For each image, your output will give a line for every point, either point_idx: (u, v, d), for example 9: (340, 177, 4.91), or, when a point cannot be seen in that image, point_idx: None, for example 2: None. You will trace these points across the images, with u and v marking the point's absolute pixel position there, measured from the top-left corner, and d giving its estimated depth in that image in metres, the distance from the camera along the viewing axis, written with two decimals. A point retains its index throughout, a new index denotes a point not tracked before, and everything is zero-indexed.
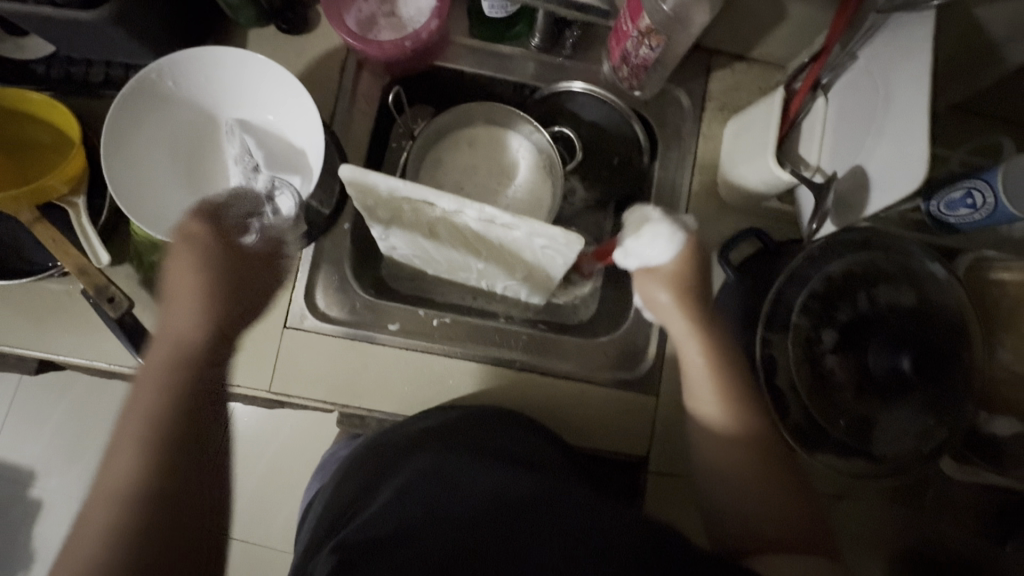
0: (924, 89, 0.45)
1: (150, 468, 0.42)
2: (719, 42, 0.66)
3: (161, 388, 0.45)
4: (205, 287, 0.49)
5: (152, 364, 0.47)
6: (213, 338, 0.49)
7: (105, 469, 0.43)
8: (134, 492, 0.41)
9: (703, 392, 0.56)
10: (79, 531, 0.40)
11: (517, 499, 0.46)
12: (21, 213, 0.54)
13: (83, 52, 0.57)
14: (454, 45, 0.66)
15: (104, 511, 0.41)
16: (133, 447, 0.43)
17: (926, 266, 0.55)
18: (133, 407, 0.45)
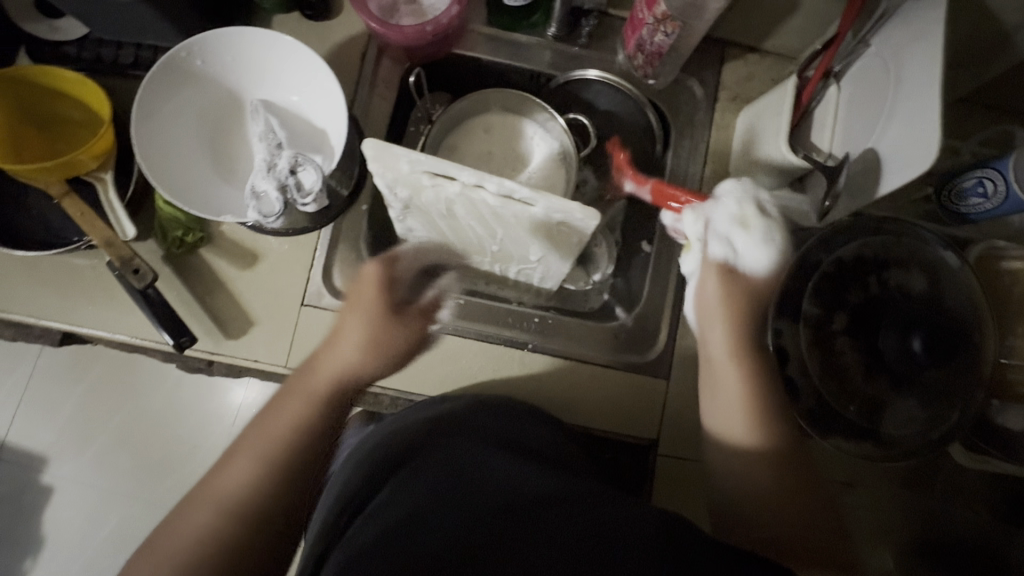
0: (936, 70, 0.47)
1: (262, 496, 0.45)
2: (732, 33, 0.67)
3: (286, 436, 0.48)
4: (373, 346, 0.52)
5: (293, 396, 0.50)
6: (351, 391, 0.52)
7: (220, 476, 0.46)
8: (241, 510, 0.44)
9: (715, 346, 0.54)
10: (182, 521, 0.44)
11: (531, 496, 0.45)
12: (52, 186, 0.56)
13: (115, 34, 0.59)
14: (472, 33, 0.67)
15: (208, 515, 0.44)
16: (250, 468, 0.46)
17: (938, 253, 0.56)
18: (267, 430, 0.48)
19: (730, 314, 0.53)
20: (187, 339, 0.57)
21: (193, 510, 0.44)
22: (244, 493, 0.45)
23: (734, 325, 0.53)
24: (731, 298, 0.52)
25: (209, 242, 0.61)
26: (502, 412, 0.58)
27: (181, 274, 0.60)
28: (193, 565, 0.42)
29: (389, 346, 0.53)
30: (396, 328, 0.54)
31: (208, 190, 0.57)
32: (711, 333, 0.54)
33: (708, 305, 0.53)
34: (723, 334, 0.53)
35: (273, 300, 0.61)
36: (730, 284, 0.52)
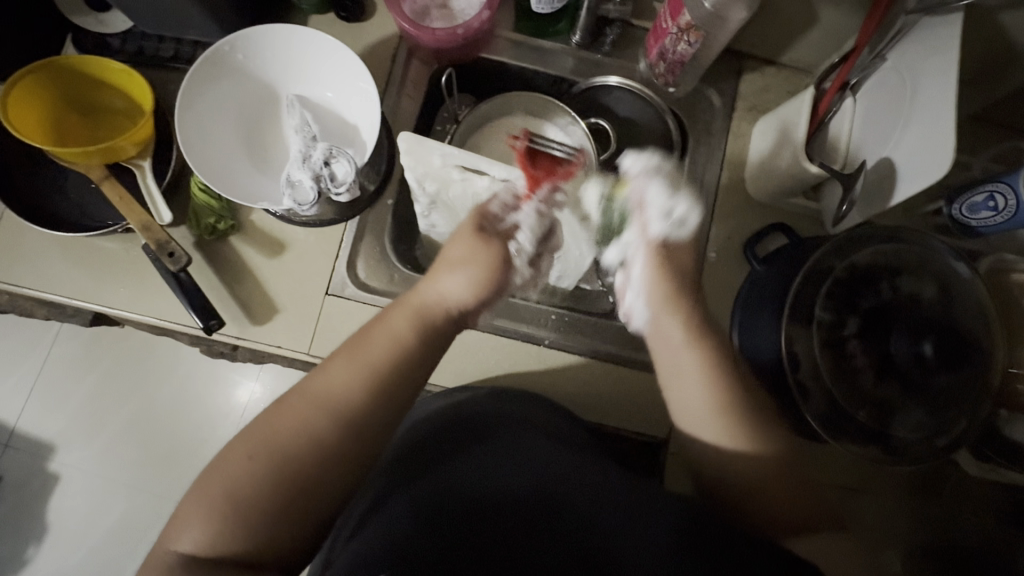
0: (952, 82, 0.49)
1: (352, 407, 0.47)
2: (751, 46, 0.69)
3: (373, 362, 0.49)
4: (481, 277, 0.52)
5: (398, 309, 0.52)
6: (445, 324, 0.52)
7: (316, 379, 0.48)
8: (339, 416, 0.47)
9: (685, 396, 0.53)
10: (281, 412, 0.47)
11: (554, 482, 0.49)
12: (93, 169, 0.58)
13: (158, 28, 0.62)
14: (499, 38, 0.70)
15: (306, 414, 0.47)
16: (345, 375, 0.48)
17: (949, 263, 0.57)
18: (359, 349, 0.49)
19: (695, 332, 0.53)
20: (215, 322, 0.58)
21: (288, 409, 0.47)
22: (339, 394, 0.47)
23: (706, 346, 0.53)
24: (670, 281, 0.54)
25: (239, 230, 0.62)
26: (524, 402, 0.59)
27: (211, 260, 0.62)
28: (287, 462, 0.45)
29: (484, 279, 0.52)
30: (485, 258, 0.51)
31: (244, 179, 0.59)
32: (682, 355, 0.53)
33: (644, 298, 0.54)
34: (684, 332, 0.53)
35: (298, 288, 0.62)
36: (673, 262, 0.54)
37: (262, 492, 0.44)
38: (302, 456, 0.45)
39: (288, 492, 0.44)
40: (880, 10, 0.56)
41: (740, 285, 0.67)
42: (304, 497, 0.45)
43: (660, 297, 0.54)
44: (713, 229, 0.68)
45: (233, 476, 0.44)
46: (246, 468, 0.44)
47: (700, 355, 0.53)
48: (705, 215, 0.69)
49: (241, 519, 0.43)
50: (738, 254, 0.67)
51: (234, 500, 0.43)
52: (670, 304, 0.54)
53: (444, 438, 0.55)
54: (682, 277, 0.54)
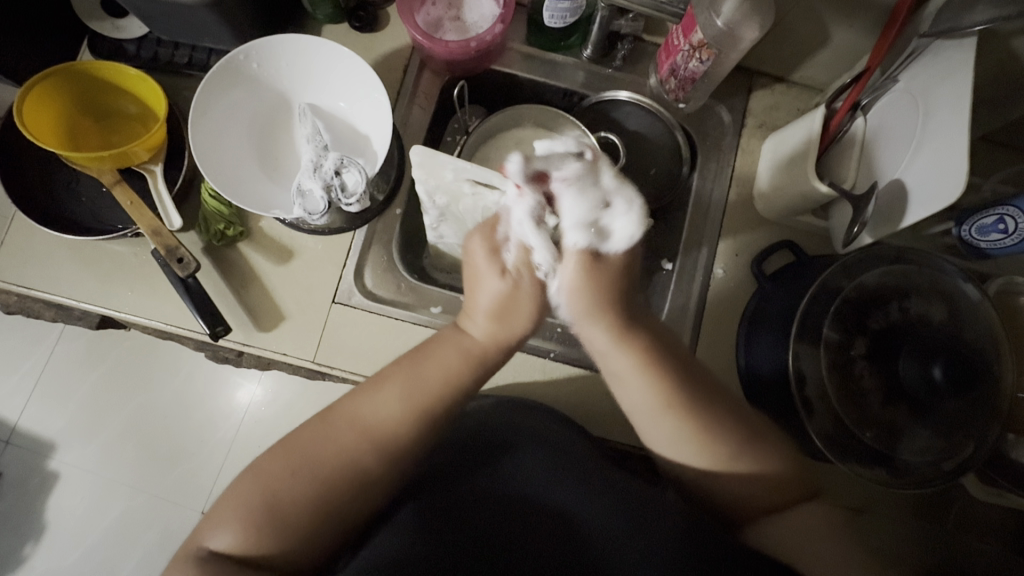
0: (965, 106, 0.48)
1: (402, 441, 0.49)
2: (762, 63, 0.70)
3: (420, 393, 0.50)
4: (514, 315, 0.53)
5: (450, 347, 0.52)
6: (490, 357, 0.53)
7: (365, 403, 0.50)
8: (388, 448, 0.49)
9: (640, 410, 0.53)
10: (326, 432, 0.48)
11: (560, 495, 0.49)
12: (104, 174, 0.59)
13: (174, 35, 0.62)
14: (510, 51, 0.70)
15: (351, 437, 0.48)
16: (397, 408, 0.49)
17: (958, 284, 0.57)
18: (415, 383, 0.50)
19: (620, 331, 0.53)
20: (221, 328, 0.59)
21: (331, 430, 0.48)
22: (386, 421, 0.49)
23: (631, 338, 0.53)
24: (603, 285, 0.52)
25: (248, 237, 0.63)
26: (528, 410, 0.58)
27: (220, 265, 0.62)
28: (327, 477, 0.46)
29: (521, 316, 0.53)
30: (519, 301, 0.52)
31: (255, 188, 0.59)
32: (615, 358, 0.53)
33: (570, 300, 0.53)
34: (610, 334, 0.53)
35: (304, 296, 0.62)
36: (597, 271, 0.52)
37: (300, 499, 0.45)
38: (345, 476, 0.47)
39: (321, 506, 0.46)
40: (894, 28, 0.56)
41: (747, 301, 0.67)
42: (333, 509, 0.46)
43: (588, 301, 0.52)
44: (721, 245, 0.68)
45: (275, 484, 0.46)
46: (287, 480, 0.46)
47: (633, 352, 0.52)
48: (713, 230, 0.69)
49: (277, 528, 0.44)
50: (746, 270, 0.67)
51: (272, 507, 0.45)
52: (593, 312, 0.53)
53: (450, 446, 0.55)
54: (607, 289, 0.52)
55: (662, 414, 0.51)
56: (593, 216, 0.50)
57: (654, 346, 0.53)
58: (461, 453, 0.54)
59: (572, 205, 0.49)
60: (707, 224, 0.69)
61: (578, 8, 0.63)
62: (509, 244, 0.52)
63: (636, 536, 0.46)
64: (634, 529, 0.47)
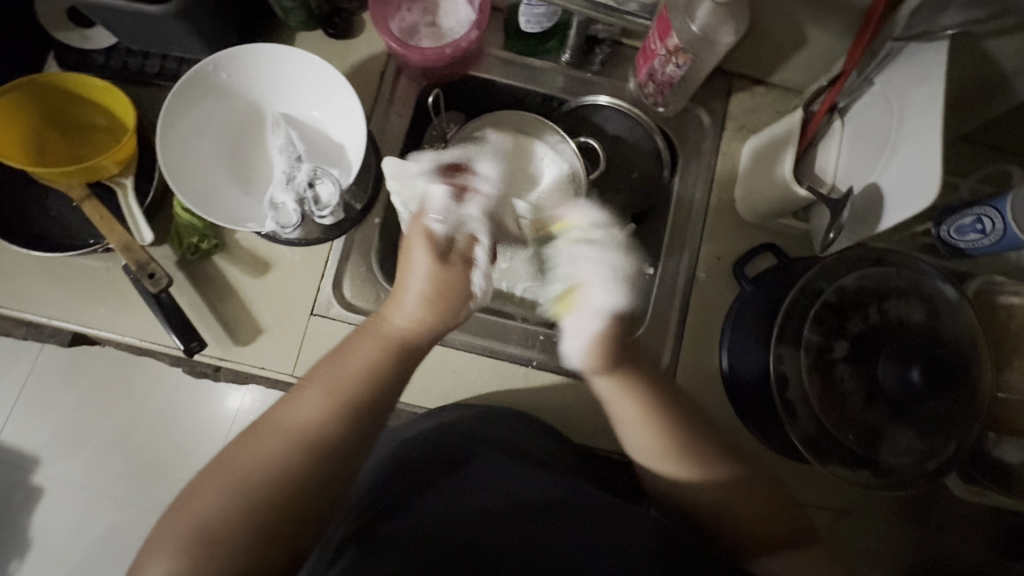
0: (938, 111, 0.48)
1: (330, 436, 0.48)
2: (740, 66, 0.69)
3: (334, 390, 0.50)
4: (429, 302, 0.53)
5: (367, 339, 0.53)
6: (413, 347, 0.54)
7: (287, 410, 0.49)
8: (318, 448, 0.48)
9: (623, 408, 0.54)
10: (248, 447, 0.47)
11: (536, 504, 0.48)
12: (72, 188, 0.57)
13: (143, 45, 0.61)
14: (488, 56, 0.69)
15: (275, 448, 0.47)
16: (317, 408, 0.49)
17: (936, 286, 0.57)
18: (331, 376, 0.51)
19: (630, 381, 0.54)
20: (196, 343, 0.58)
21: (263, 440, 0.48)
22: (311, 429, 0.48)
23: (628, 379, 0.54)
24: (611, 337, 0.54)
25: (223, 250, 0.62)
26: (498, 419, 0.59)
27: (194, 280, 0.61)
28: (250, 495, 0.45)
29: (437, 301, 0.54)
30: (457, 288, 0.54)
31: (228, 200, 0.58)
32: (618, 403, 0.54)
33: (586, 359, 0.54)
34: (613, 384, 0.54)
35: (283, 308, 0.61)
36: (607, 337, 0.54)
37: (236, 523, 0.44)
38: (282, 485, 0.46)
39: (265, 519, 0.45)
40: (869, 33, 0.55)
41: (729, 305, 0.67)
42: (273, 525, 0.45)
43: (600, 356, 0.54)
44: (703, 249, 0.68)
45: (212, 507, 0.44)
46: (227, 499, 0.45)
47: (636, 399, 0.54)
48: (694, 233, 0.68)
49: (203, 552, 0.43)
50: (727, 274, 0.67)
51: (204, 536, 0.43)
52: (609, 365, 0.54)
53: (419, 463, 0.54)
54: (608, 344, 0.54)
55: (656, 457, 0.52)
56: (614, 270, 0.54)
57: (653, 392, 0.54)
58: (428, 468, 0.53)
59: (591, 257, 0.55)
60: (688, 229, 0.69)
61: (554, 13, 0.63)
62: (444, 228, 0.54)
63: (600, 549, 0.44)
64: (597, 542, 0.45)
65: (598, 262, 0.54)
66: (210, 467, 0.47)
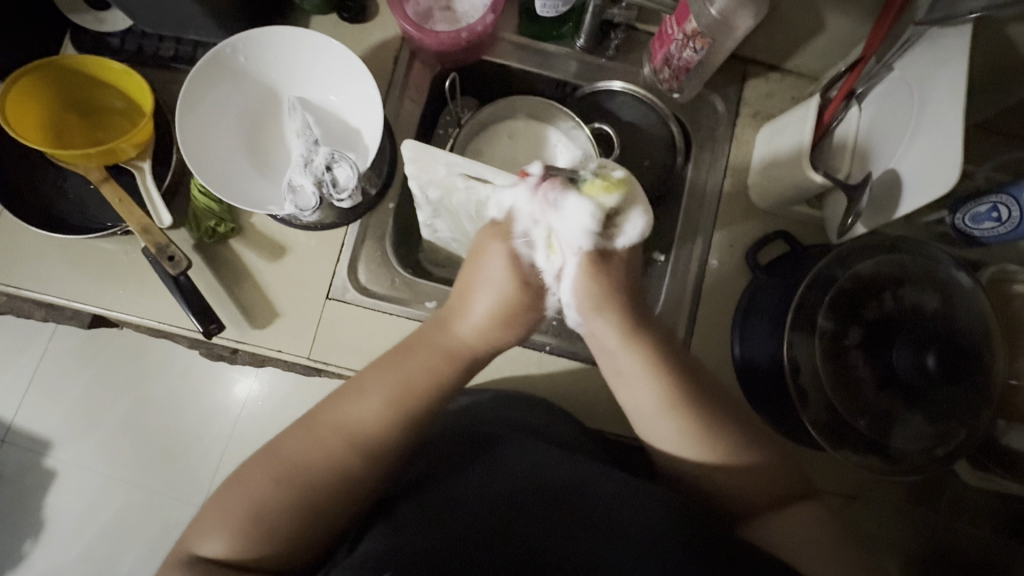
0: (961, 96, 0.48)
1: (382, 443, 0.50)
2: (756, 51, 0.69)
3: (397, 392, 0.51)
4: (498, 320, 0.54)
5: (434, 347, 0.54)
6: (480, 357, 0.55)
7: (348, 409, 0.50)
8: (362, 445, 0.49)
9: (630, 363, 0.54)
10: (306, 438, 0.49)
11: (553, 482, 0.49)
12: (91, 171, 0.58)
13: (159, 27, 0.61)
14: (502, 41, 0.69)
15: (333, 442, 0.49)
16: (380, 408, 0.51)
17: (951, 274, 0.57)
18: (397, 380, 0.52)
19: (631, 328, 0.54)
20: (215, 326, 0.58)
21: (313, 434, 0.49)
22: (371, 425, 0.50)
23: (641, 340, 0.54)
24: (609, 283, 0.53)
25: (239, 233, 0.62)
26: (523, 403, 0.60)
27: (211, 263, 0.62)
28: (304, 486, 0.47)
29: (508, 320, 0.54)
30: (517, 299, 0.54)
31: (245, 184, 0.59)
32: (626, 360, 0.55)
33: (579, 300, 0.53)
34: (616, 333, 0.54)
35: (298, 292, 0.62)
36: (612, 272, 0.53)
37: (273, 510, 0.46)
38: (324, 478, 0.47)
39: (302, 509, 0.46)
40: (888, 21, 0.55)
41: (741, 293, 0.67)
42: (321, 514, 0.47)
43: (594, 296, 0.53)
44: (716, 236, 0.68)
45: (250, 492, 0.46)
46: (269, 490, 0.46)
47: (641, 354, 0.54)
48: (707, 220, 0.69)
49: (264, 534, 0.45)
50: (740, 261, 0.67)
51: (257, 521, 0.45)
52: (602, 305, 0.53)
53: (445, 444, 0.55)
54: (618, 288, 0.53)
55: (664, 412, 0.54)
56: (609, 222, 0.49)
57: (660, 345, 0.55)
58: (452, 444, 0.55)
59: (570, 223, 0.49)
60: (701, 217, 0.69)
61: None
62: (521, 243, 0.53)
63: (618, 524, 0.45)
64: (618, 520, 0.45)
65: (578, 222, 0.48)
66: (262, 452, 0.49)
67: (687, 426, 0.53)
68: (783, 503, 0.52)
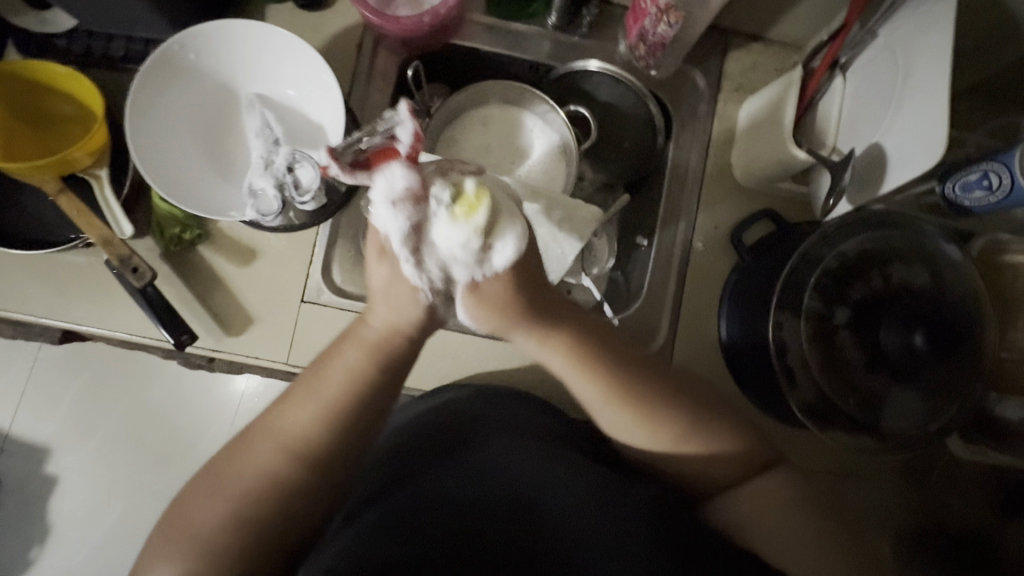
0: (945, 64, 0.46)
1: (317, 450, 0.48)
2: (737, 21, 0.66)
3: (320, 396, 0.49)
4: (393, 301, 0.50)
5: (353, 346, 0.51)
6: (401, 350, 0.51)
7: (278, 420, 0.49)
8: (298, 457, 0.48)
9: (555, 362, 0.53)
10: (241, 456, 0.48)
11: (540, 474, 0.51)
12: (46, 183, 0.55)
13: (107, 25, 0.58)
14: (470, 23, 0.66)
15: (268, 457, 0.47)
16: (308, 416, 0.48)
17: (941, 248, 0.55)
18: (316, 390, 0.49)
19: (540, 339, 0.52)
20: (187, 336, 0.57)
21: (249, 451, 0.48)
22: (299, 433, 0.48)
23: (557, 342, 0.52)
24: (506, 301, 0.50)
25: (207, 239, 0.60)
26: (507, 396, 0.60)
27: (180, 271, 0.60)
28: (247, 506, 0.46)
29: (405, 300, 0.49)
30: (403, 287, 0.49)
31: (204, 188, 0.56)
32: (548, 357, 0.53)
33: (478, 326, 0.52)
34: (533, 340, 0.53)
35: (272, 297, 0.60)
36: (482, 298, 0.49)
37: (222, 537, 0.45)
38: (264, 495, 0.46)
39: (246, 528, 0.45)
40: None
41: (728, 275, 0.65)
42: (269, 531, 0.46)
43: (494, 319, 0.51)
44: (700, 217, 0.66)
45: (197, 517, 0.45)
46: (211, 514, 0.45)
47: (559, 351, 0.53)
48: (690, 201, 0.67)
49: (209, 558, 0.44)
50: (725, 242, 0.66)
51: (204, 545, 0.44)
52: (505, 322, 0.51)
53: (429, 441, 0.55)
54: (512, 297, 0.50)
55: (616, 404, 0.52)
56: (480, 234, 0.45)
57: (585, 341, 0.53)
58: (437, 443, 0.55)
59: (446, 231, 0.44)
60: (684, 198, 0.67)
61: None
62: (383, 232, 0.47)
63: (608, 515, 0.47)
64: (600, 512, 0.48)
65: (451, 236, 0.44)
66: (209, 473, 0.48)
67: (637, 417, 0.52)
68: (741, 483, 0.52)
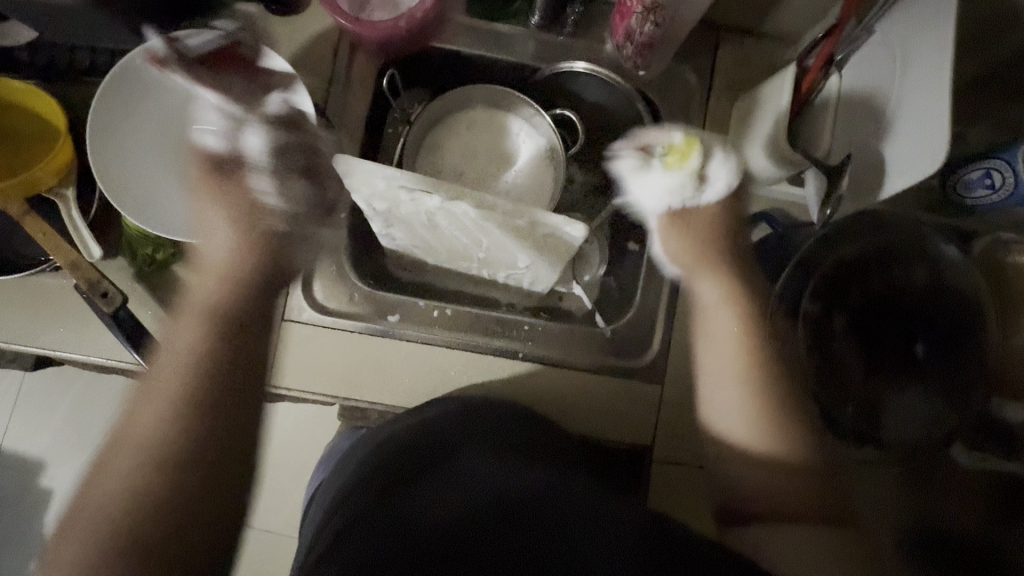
0: (945, 63, 0.44)
1: (187, 434, 0.47)
2: (728, 16, 0.64)
3: (185, 380, 0.48)
4: (246, 251, 0.52)
5: (180, 326, 0.51)
6: (227, 324, 0.51)
7: (140, 408, 0.47)
8: (168, 443, 0.46)
9: (722, 316, 0.54)
10: (113, 450, 0.46)
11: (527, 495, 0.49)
12: (8, 206, 0.52)
13: (68, 36, 0.55)
14: (451, 23, 0.63)
15: (136, 447, 0.46)
16: (171, 401, 0.47)
17: (939, 249, 0.52)
18: (168, 375, 0.48)
19: (730, 288, 0.54)
20: None
21: (119, 446, 0.46)
22: (166, 418, 0.47)
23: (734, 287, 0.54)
24: (711, 233, 0.55)
25: (182, 258, 0.58)
26: (497, 412, 0.56)
27: (155, 291, 0.58)
28: (127, 504, 0.44)
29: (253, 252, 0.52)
30: (234, 201, 0.52)
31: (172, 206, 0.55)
32: (712, 291, 0.55)
33: (673, 260, 0.56)
34: (719, 291, 0.54)
35: None
36: (690, 221, 0.55)
37: (103, 540, 0.43)
38: (136, 491, 0.44)
39: (124, 526, 0.44)
40: None
41: None
42: (150, 530, 0.44)
43: (695, 250, 0.55)
44: None
45: (84, 523, 0.44)
46: (94, 517, 0.43)
47: (739, 305, 0.54)
48: None
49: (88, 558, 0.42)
50: None
51: (91, 551, 0.43)
52: (696, 263, 0.55)
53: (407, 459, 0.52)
54: (714, 234, 0.55)
55: (737, 380, 0.52)
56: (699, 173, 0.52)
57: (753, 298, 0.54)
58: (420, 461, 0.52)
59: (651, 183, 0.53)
60: None
61: None
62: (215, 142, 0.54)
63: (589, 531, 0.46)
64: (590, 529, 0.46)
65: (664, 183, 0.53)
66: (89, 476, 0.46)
67: (751, 398, 0.52)
68: (809, 514, 0.50)
